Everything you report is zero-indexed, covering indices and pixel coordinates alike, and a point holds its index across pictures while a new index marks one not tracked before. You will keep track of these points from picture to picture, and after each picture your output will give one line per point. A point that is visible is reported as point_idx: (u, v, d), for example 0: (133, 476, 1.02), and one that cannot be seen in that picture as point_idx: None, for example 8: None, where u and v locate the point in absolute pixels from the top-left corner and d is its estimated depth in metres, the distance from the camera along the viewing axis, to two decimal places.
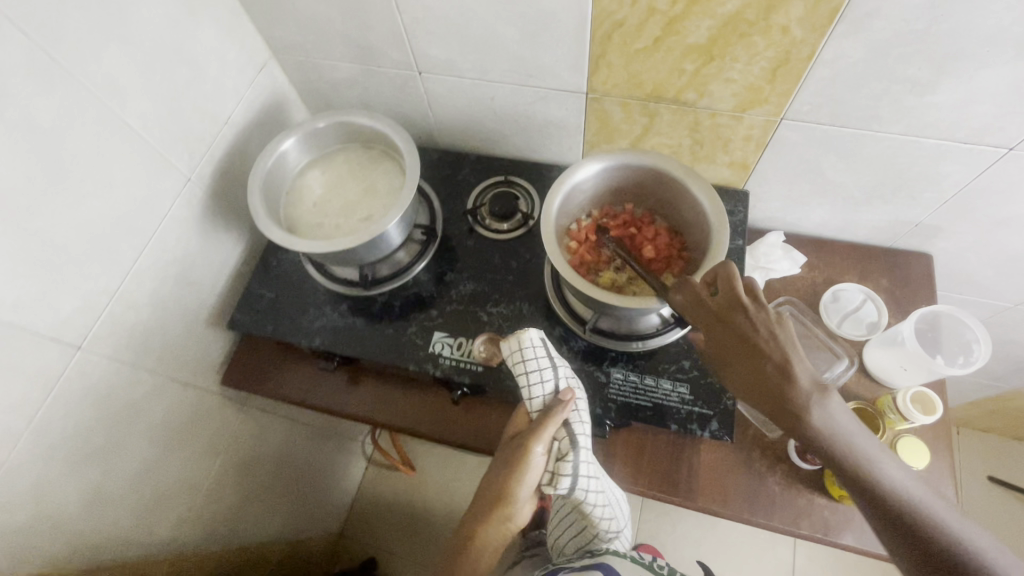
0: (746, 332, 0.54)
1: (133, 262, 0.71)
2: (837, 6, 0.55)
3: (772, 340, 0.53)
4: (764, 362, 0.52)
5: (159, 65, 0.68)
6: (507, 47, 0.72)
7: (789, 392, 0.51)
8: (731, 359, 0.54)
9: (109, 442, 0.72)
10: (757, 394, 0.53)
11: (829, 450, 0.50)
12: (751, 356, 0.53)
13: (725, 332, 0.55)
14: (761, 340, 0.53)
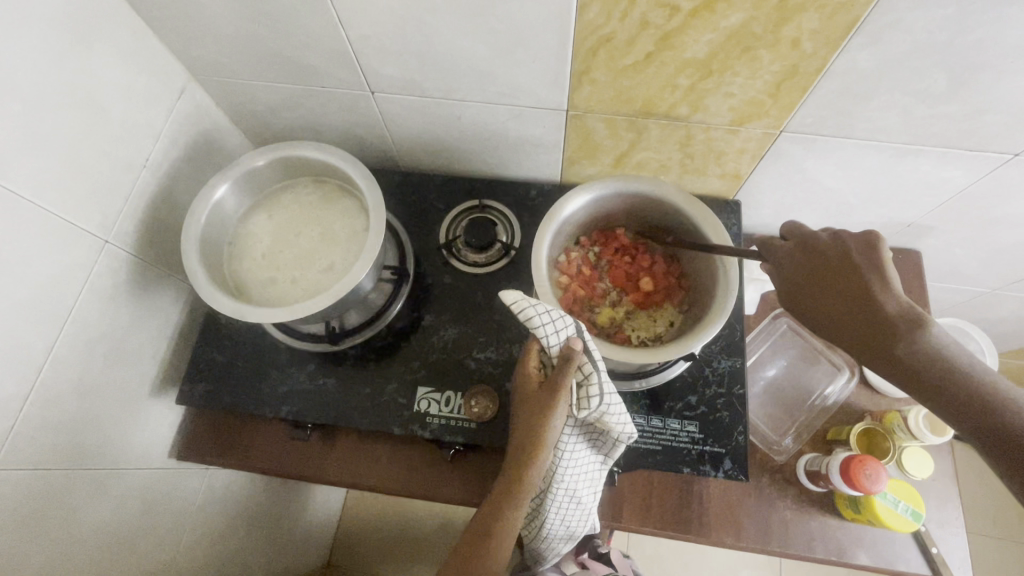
0: (836, 260, 0.55)
1: (47, 353, 0.59)
2: (855, 18, 0.49)
3: (867, 266, 0.54)
4: (857, 289, 0.54)
5: (47, 111, 0.55)
6: (476, 65, 0.63)
7: (881, 310, 0.52)
8: (819, 287, 0.55)
9: (52, 558, 0.61)
10: (844, 320, 0.54)
11: (919, 366, 0.50)
12: (841, 282, 0.54)
13: (814, 264, 0.56)
14: (852, 267, 0.54)
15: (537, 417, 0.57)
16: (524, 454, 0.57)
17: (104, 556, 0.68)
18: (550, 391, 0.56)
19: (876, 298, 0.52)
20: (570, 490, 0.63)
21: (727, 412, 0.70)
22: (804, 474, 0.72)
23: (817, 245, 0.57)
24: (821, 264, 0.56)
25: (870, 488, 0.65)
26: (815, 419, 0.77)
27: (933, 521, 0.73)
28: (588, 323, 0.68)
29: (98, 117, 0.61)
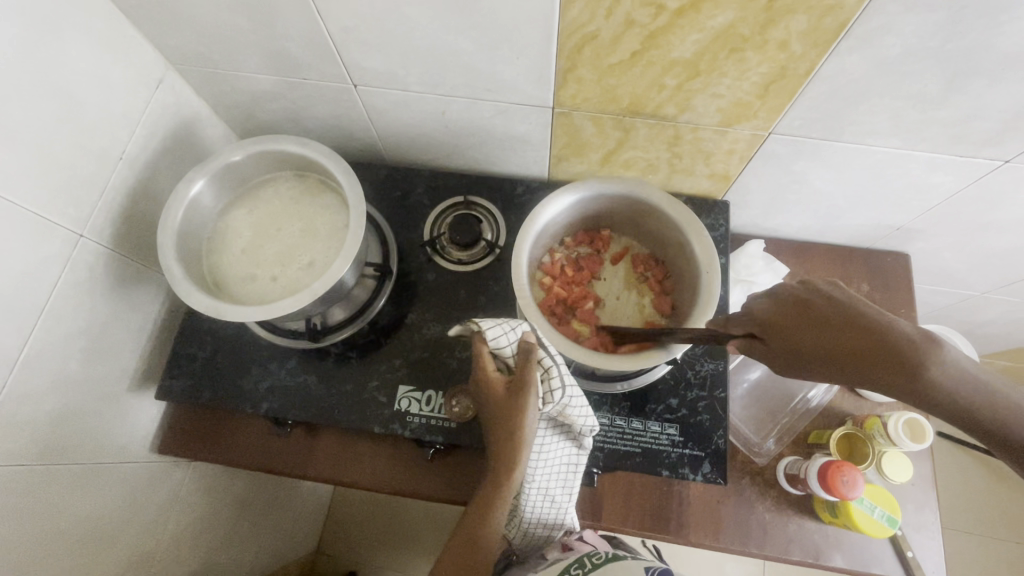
0: (825, 309, 0.47)
1: (20, 350, 0.58)
2: (845, 21, 0.48)
3: (851, 308, 0.46)
4: (870, 330, 0.44)
5: (17, 102, 0.54)
6: (460, 60, 0.61)
7: (891, 345, 0.44)
8: (818, 339, 0.46)
9: (31, 553, 0.61)
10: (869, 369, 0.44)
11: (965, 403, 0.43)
12: (837, 328, 0.46)
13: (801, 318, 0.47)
14: (844, 310, 0.46)
15: (507, 415, 0.57)
16: (499, 453, 0.58)
17: (84, 550, 0.68)
18: (517, 387, 0.58)
19: (882, 336, 0.44)
20: (543, 490, 0.63)
21: (707, 415, 0.70)
22: (784, 477, 0.72)
23: (802, 297, 0.48)
24: (809, 313, 0.47)
25: (847, 494, 0.65)
26: (797, 422, 0.77)
27: (910, 525, 0.74)
28: (560, 324, 0.68)
29: (70, 108, 0.59)
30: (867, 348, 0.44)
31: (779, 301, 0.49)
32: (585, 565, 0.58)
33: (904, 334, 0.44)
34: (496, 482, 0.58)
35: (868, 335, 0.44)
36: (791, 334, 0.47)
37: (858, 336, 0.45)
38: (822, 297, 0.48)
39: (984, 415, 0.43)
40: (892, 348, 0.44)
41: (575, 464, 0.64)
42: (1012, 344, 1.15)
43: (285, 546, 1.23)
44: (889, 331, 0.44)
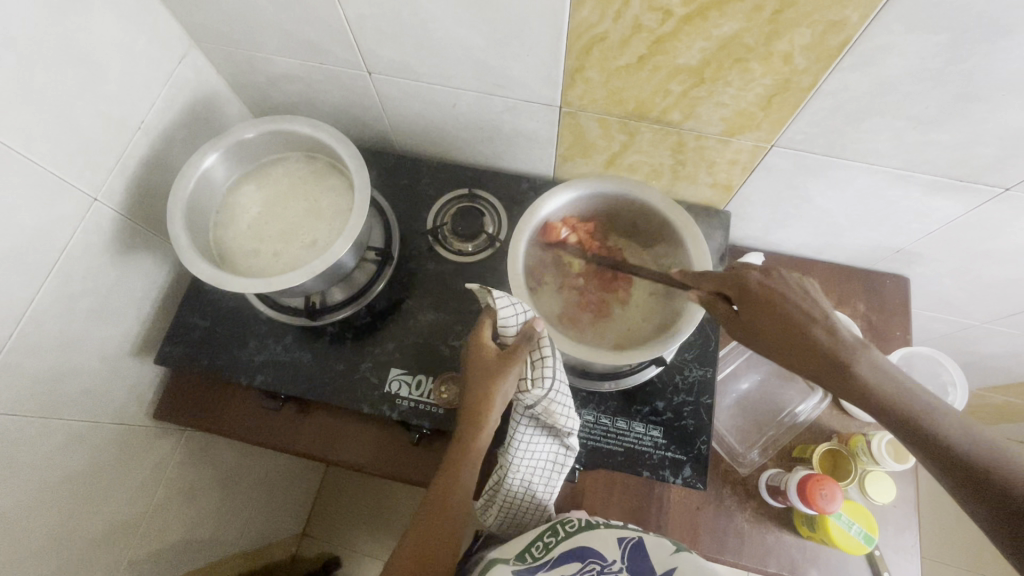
0: (793, 301, 0.54)
1: (27, 304, 0.60)
2: (847, 39, 0.49)
3: (808, 301, 0.54)
4: (814, 332, 0.51)
5: (43, 65, 0.56)
6: (472, 54, 0.63)
7: (830, 347, 0.51)
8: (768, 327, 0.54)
9: (22, 503, 0.63)
10: (797, 358, 0.52)
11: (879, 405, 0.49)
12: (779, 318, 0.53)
13: (772, 300, 0.54)
14: (742, 271, 0.58)
15: (486, 388, 0.58)
16: (479, 427, 0.58)
17: (73, 504, 0.69)
18: (499, 365, 0.59)
19: (750, 283, 0.56)
20: (524, 481, 0.64)
21: (692, 420, 0.70)
22: (765, 489, 0.72)
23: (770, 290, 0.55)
24: (772, 293, 0.54)
25: (825, 507, 0.66)
26: (782, 435, 0.78)
27: (889, 546, 0.73)
28: (535, 263, 0.70)
29: (93, 75, 0.61)
30: (762, 311, 0.54)
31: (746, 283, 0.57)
32: (558, 533, 0.57)
33: (847, 341, 0.51)
34: (467, 454, 0.58)
35: (784, 311, 0.53)
36: (756, 312, 0.55)
37: (778, 307, 0.54)
38: (796, 291, 0.54)
39: (922, 425, 0.47)
40: (810, 327, 0.52)
41: (560, 463, 0.65)
42: (1011, 379, 1.14)
43: (271, 525, 1.24)
44: (752, 276, 0.56)
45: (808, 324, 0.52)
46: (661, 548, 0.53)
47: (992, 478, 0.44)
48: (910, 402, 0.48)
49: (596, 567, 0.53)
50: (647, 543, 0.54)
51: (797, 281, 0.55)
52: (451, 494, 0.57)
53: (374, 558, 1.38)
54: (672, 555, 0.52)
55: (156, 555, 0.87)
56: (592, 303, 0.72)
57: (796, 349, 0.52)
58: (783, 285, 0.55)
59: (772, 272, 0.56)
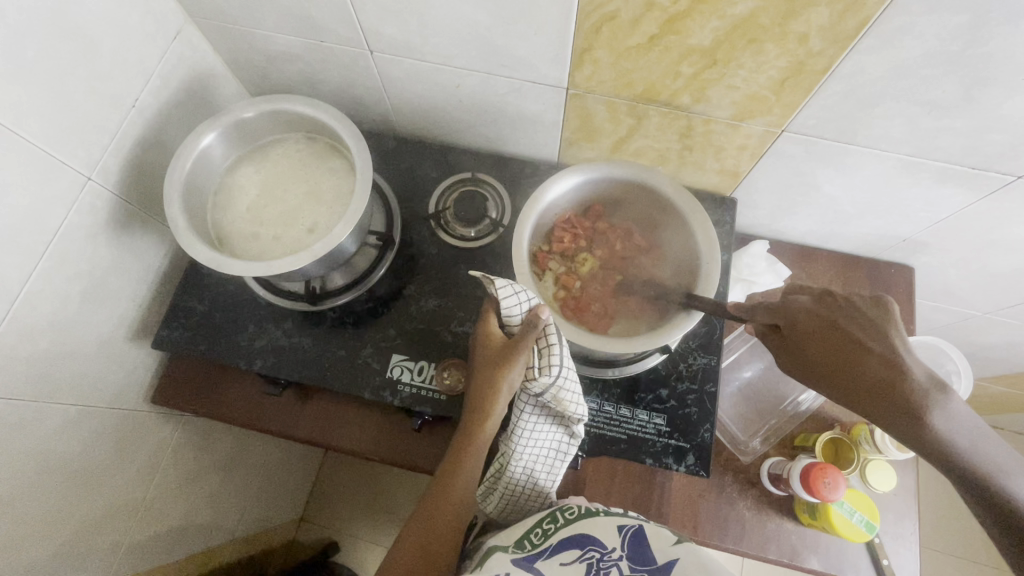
0: (851, 328, 0.53)
1: (21, 286, 0.58)
2: (866, 19, 0.48)
3: (870, 330, 0.53)
4: (871, 360, 0.52)
5: (35, 38, 0.54)
6: (477, 33, 0.61)
7: (890, 383, 0.51)
8: (825, 357, 0.53)
9: (19, 486, 0.62)
10: (855, 394, 0.52)
11: (937, 449, 0.50)
12: (840, 350, 0.53)
13: (825, 327, 0.54)
14: (792, 297, 0.57)
15: (492, 376, 0.58)
16: (483, 416, 0.58)
17: (70, 489, 0.69)
18: (510, 350, 0.58)
19: (795, 309, 0.56)
20: (527, 469, 0.63)
21: (695, 408, 0.70)
22: (766, 477, 0.72)
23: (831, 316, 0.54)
24: (825, 320, 0.54)
25: (827, 496, 0.66)
26: (784, 424, 0.78)
27: (888, 533, 0.74)
28: (542, 251, 0.72)
29: (87, 49, 0.59)
30: (813, 339, 0.54)
31: (811, 310, 0.55)
32: (557, 520, 0.57)
33: (909, 377, 0.51)
34: (471, 443, 0.58)
35: (840, 342, 0.53)
36: (802, 340, 0.55)
37: (832, 334, 0.53)
38: (853, 318, 0.54)
39: (983, 474, 0.49)
40: (865, 360, 0.52)
41: (563, 451, 0.64)
42: (1011, 370, 1.15)
43: (270, 510, 1.24)
44: (803, 302, 0.56)
45: (867, 356, 0.52)
46: (662, 540, 0.52)
47: None
48: (977, 455, 0.49)
49: (596, 555, 0.52)
50: (647, 533, 0.53)
51: (858, 305, 0.55)
52: (455, 479, 0.57)
53: (373, 543, 1.38)
54: (672, 546, 0.51)
55: (154, 540, 0.87)
56: (590, 294, 0.71)
57: (853, 384, 0.52)
58: (839, 314, 0.54)
59: (826, 298, 0.56)
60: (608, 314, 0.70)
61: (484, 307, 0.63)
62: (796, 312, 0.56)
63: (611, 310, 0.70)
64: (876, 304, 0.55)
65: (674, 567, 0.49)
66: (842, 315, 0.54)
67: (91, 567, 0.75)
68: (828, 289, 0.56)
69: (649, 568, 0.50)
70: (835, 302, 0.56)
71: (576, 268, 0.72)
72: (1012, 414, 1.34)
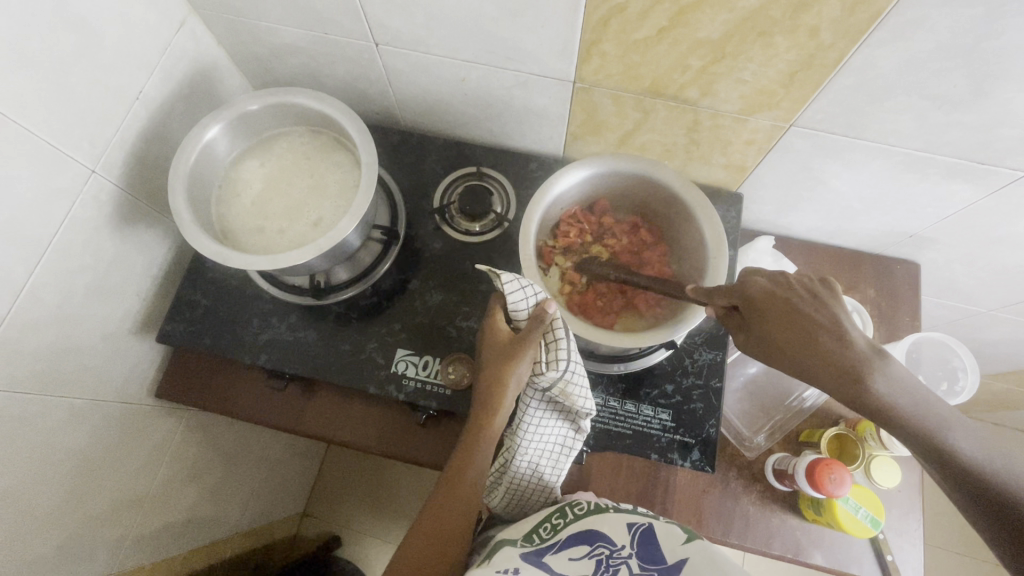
0: (801, 305, 0.54)
1: (26, 279, 0.58)
2: (877, 12, 0.48)
3: (820, 307, 0.54)
4: (820, 334, 0.53)
5: (38, 29, 0.53)
6: (484, 25, 0.61)
7: (838, 351, 0.52)
8: (779, 335, 0.54)
9: (23, 480, 0.62)
10: (805, 369, 0.53)
11: (891, 418, 0.50)
12: (793, 326, 0.54)
13: (777, 305, 0.55)
14: (747, 279, 0.58)
15: (499, 369, 0.58)
16: (490, 411, 0.58)
17: (75, 482, 0.69)
18: (517, 345, 0.58)
19: (753, 290, 0.56)
20: (533, 463, 0.63)
21: (701, 403, 0.70)
22: (771, 473, 0.72)
23: (784, 292, 0.55)
24: (777, 299, 0.55)
25: (833, 492, 0.66)
26: (790, 420, 0.78)
27: (892, 529, 0.74)
28: (547, 246, 0.72)
29: (90, 41, 0.59)
30: (767, 316, 0.55)
31: (764, 288, 0.56)
32: (566, 515, 0.57)
33: (858, 349, 0.51)
34: (478, 438, 0.58)
35: (791, 317, 0.54)
36: (761, 318, 0.55)
37: (783, 312, 0.54)
38: (803, 296, 0.55)
39: (931, 435, 0.49)
40: (817, 333, 0.53)
41: (569, 447, 0.64)
42: (1013, 366, 1.14)
43: (273, 505, 1.24)
44: (757, 282, 0.57)
45: (817, 329, 0.53)
46: (672, 539, 0.52)
47: (982, 484, 0.46)
48: (924, 416, 0.49)
49: (605, 551, 0.52)
50: (658, 533, 0.53)
51: (806, 284, 0.56)
52: (461, 474, 0.57)
53: (375, 537, 1.39)
54: (683, 545, 0.51)
55: (157, 533, 0.87)
56: (594, 293, 0.71)
57: (803, 358, 0.53)
58: (789, 291, 0.56)
59: (777, 279, 0.57)
60: (612, 313, 0.70)
61: (491, 302, 0.63)
62: (750, 292, 0.56)
63: (615, 309, 0.70)
64: (823, 283, 0.57)
65: (684, 564, 0.49)
66: (796, 292, 0.56)
67: (95, 561, 0.75)
68: (779, 272, 0.57)
69: (658, 565, 0.50)
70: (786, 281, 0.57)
71: (582, 265, 0.72)
72: (1014, 411, 1.34)
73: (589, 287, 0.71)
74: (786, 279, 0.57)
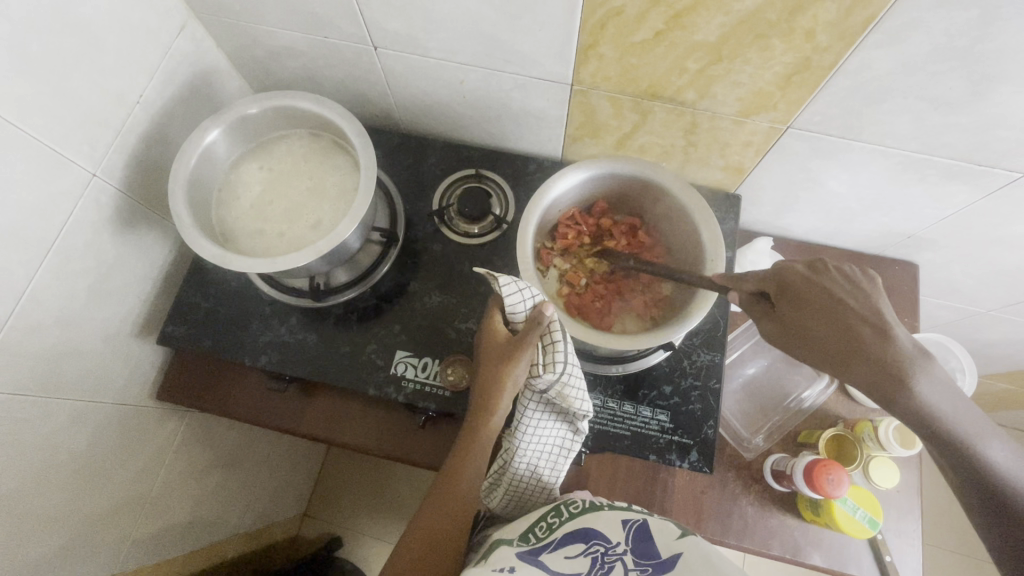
0: (841, 296, 0.53)
1: (27, 282, 0.58)
2: (873, 15, 0.48)
3: (860, 299, 0.53)
4: (859, 327, 0.51)
5: (39, 35, 0.54)
6: (482, 28, 0.61)
7: (877, 346, 0.50)
8: (815, 324, 0.53)
9: (24, 483, 0.62)
10: (837, 359, 0.52)
11: (926, 418, 0.49)
12: (831, 317, 0.52)
13: (816, 294, 0.54)
14: (786, 265, 0.57)
15: (497, 371, 0.58)
16: (488, 413, 0.58)
17: (76, 483, 0.69)
18: (514, 347, 0.58)
19: (792, 277, 0.55)
20: (531, 464, 0.63)
21: (699, 404, 0.70)
22: (770, 474, 0.73)
23: (825, 282, 0.54)
24: (817, 288, 0.54)
25: (831, 492, 0.66)
26: (788, 420, 0.78)
27: (891, 530, 0.74)
28: (546, 248, 0.72)
29: (91, 45, 0.59)
30: (805, 304, 0.54)
31: (805, 276, 0.55)
32: (562, 514, 0.57)
33: (901, 346, 0.50)
34: (476, 439, 0.58)
35: (831, 305, 0.53)
36: (797, 306, 0.54)
37: (823, 301, 0.53)
38: (844, 286, 0.54)
39: (965, 438, 0.49)
40: (856, 325, 0.52)
41: (567, 448, 0.64)
42: (1014, 366, 1.14)
43: (274, 506, 1.25)
44: (797, 270, 0.56)
45: (857, 323, 0.52)
46: (666, 535, 0.52)
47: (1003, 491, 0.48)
48: (961, 419, 0.49)
49: (600, 549, 0.52)
50: (651, 528, 0.53)
51: (848, 275, 0.55)
52: (459, 475, 0.57)
53: (375, 538, 1.39)
54: (677, 541, 0.51)
55: (158, 534, 0.87)
56: (593, 293, 0.71)
57: (842, 350, 0.51)
58: (829, 281, 0.54)
59: (818, 267, 0.56)
60: (611, 313, 0.70)
61: (489, 304, 0.63)
62: (791, 280, 0.55)
63: (614, 310, 0.71)
64: (866, 275, 0.55)
65: (678, 560, 0.49)
66: (837, 283, 0.54)
67: (96, 562, 0.75)
68: (819, 258, 0.56)
69: (652, 561, 0.50)
70: (826, 270, 0.56)
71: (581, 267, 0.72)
72: (1014, 411, 1.34)
73: (588, 288, 0.72)
74: (826, 269, 0.55)
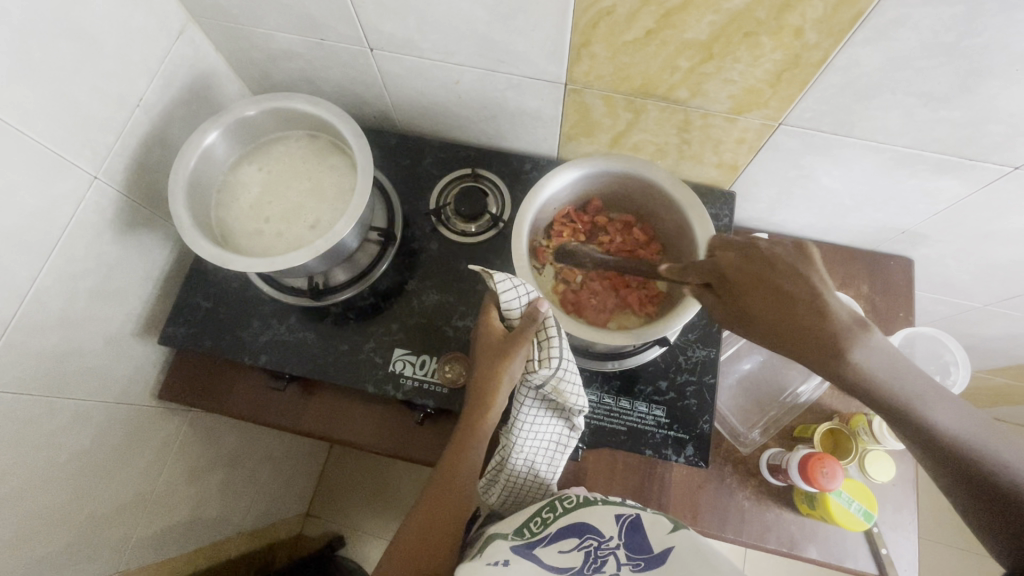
0: (779, 278, 0.50)
1: (31, 283, 0.59)
2: (859, 12, 0.49)
3: (796, 276, 0.50)
4: (797, 306, 0.49)
5: (40, 40, 0.55)
6: (476, 29, 0.61)
7: (826, 328, 0.48)
8: (758, 313, 0.51)
9: (29, 480, 0.63)
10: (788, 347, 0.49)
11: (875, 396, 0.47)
12: (770, 303, 0.50)
13: (751, 281, 0.51)
14: (718, 254, 0.56)
15: (494, 367, 0.59)
16: (484, 409, 0.59)
17: (80, 481, 0.70)
18: (510, 344, 0.59)
19: (726, 267, 0.54)
20: (528, 460, 0.64)
21: (695, 399, 0.71)
22: (766, 468, 0.73)
23: (762, 264, 0.52)
24: (750, 274, 0.52)
25: (825, 485, 0.66)
26: (784, 415, 0.78)
27: (887, 523, 0.74)
28: (540, 246, 0.73)
29: (91, 50, 0.60)
30: (743, 292, 0.52)
31: (738, 263, 0.53)
32: (556, 509, 0.58)
33: (840, 323, 0.47)
34: (474, 435, 0.59)
35: (769, 291, 0.50)
36: (737, 296, 0.53)
37: (760, 287, 0.51)
38: (778, 264, 0.51)
39: (912, 412, 0.47)
40: (795, 306, 0.49)
41: (563, 444, 0.65)
42: (1012, 361, 1.15)
43: (276, 506, 1.26)
44: (731, 259, 0.54)
45: (797, 304, 0.49)
46: (658, 530, 0.53)
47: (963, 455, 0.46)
48: (904, 390, 0.47)
49: (593, 543, 0.53)
50: (644, 522, 0.54)
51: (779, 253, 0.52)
52: (456, 470, 0.58)
53: (376, 536, 1.40)
54: (668, 535, 0.52)
55: (161, 533, 0.88)
56: (588, 290, 0.72)
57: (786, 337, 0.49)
58: (762, 263, 0.52)
59: (749, 251, 0.53)
60: (606, 309, 0.71)
61: (485, 301, 0.64)
62: (728, 271, 0.54)
63: (609, 306, 0.71)
64: (797, 249, 0.52)
65: (670, 554, 0.49)
66: (773, 263, 0.52)
67: (100, 560, 0.76)
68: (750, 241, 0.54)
69: (644, 555, 0.50)
70: (757, 252, 0.53)
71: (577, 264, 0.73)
72: (1013, 407, 1.35)
73: (583, 285, 0.72)
74: (760, 249, 0.53)
